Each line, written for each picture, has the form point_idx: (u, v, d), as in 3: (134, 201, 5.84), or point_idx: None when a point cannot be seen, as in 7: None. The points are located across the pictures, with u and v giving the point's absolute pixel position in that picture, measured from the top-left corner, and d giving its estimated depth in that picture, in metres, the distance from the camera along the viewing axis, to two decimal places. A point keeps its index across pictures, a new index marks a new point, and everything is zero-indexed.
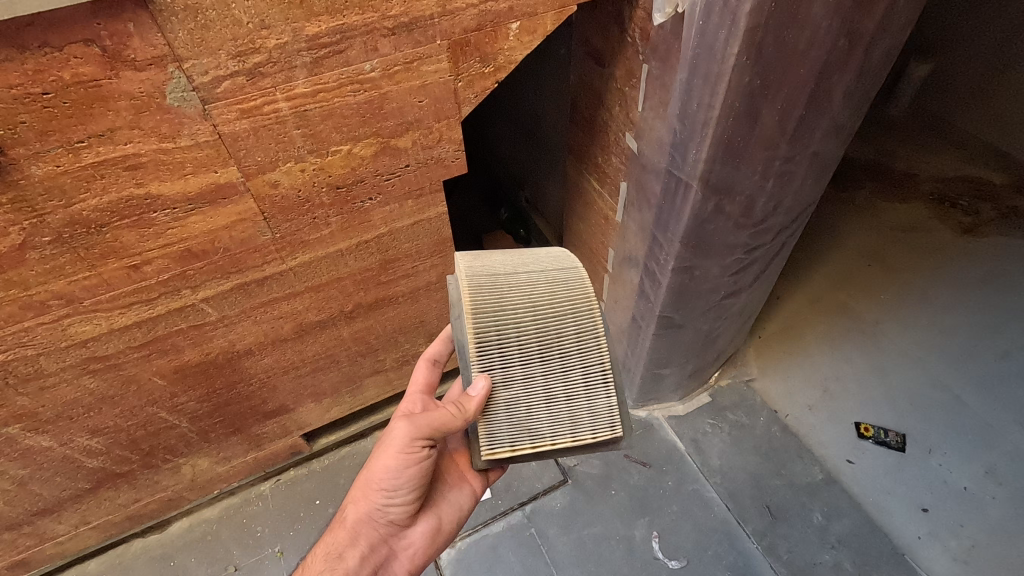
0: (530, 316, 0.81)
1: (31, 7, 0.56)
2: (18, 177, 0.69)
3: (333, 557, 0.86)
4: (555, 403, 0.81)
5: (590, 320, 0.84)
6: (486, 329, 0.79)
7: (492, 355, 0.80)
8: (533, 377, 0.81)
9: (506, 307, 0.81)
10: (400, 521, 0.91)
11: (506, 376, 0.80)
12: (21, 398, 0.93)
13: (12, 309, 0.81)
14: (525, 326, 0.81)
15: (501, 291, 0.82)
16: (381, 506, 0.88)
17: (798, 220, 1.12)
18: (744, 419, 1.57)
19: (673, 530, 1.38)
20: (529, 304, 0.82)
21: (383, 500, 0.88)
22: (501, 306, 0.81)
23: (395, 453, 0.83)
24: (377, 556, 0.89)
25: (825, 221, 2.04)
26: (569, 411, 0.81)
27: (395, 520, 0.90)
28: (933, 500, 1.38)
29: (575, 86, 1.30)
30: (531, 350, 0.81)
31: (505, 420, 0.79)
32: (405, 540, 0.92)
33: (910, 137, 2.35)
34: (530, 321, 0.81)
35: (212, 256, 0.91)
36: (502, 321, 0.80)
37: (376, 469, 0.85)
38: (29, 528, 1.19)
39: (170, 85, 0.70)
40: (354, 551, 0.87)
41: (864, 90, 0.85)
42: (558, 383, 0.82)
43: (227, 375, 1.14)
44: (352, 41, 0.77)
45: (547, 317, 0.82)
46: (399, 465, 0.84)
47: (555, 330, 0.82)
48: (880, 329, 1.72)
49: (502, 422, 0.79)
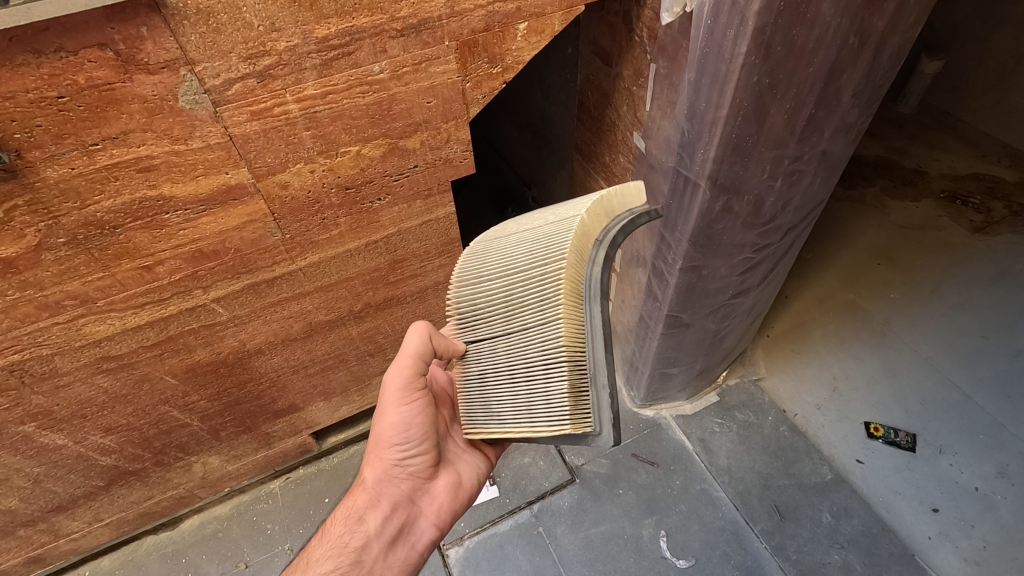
0: (499, 286, 0.79)
1: (47, 12, 0.57)
2: (35, 180, 0.70)
3: (354, 520, 0.88)
4: (518, 383, 0.76)
5: (553, 285, 0.73)
6: (464, 296, 0.82)
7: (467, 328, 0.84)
8: (498, 351, 0.79)
9: (484, 275, 0.81)
10: (419, 478, 0.92)
11: (477, 350, 0.82)
12: (36, 397, 0.95)
13: (28, 310, 0.83)
14: (495, 295, 0.79)
15: (484, 263, 0.82)
16: (397, 462, 0.90)
17: (807, 219, 1.11)
18: (752, 418, 1.56)
19: (681, 530, 1.38)
20: (501, 274, 0.79)
21: (398, 455, 0.90)
22: (481, 277, 0.81)
23: (398, 402, 0.88)
24: (399, 515, 0.90)
25: (834, 220, 2.03)
26: (529, 395, 0.74)
27: (413, 475, 0.92)
28: (943, 500, 1.37)
29: (583, 85, 1.30)
30: (498, 319, 0.79)
31: (478, 393, 0.82)
32: (428, 497, 0.93)
33: (921, 134, 2.33)
34: (500, 291, 0.79)
35: (223, 257, 0.92)
36: (475, 293, 0.81)
37: (384, 422, 0.89)
38: (45, 524, 1.21)
39: (182, 88, 0.70)
40: (374, 513, 0.89)
41: (874, 88, 0.85)
42: (519, 360, 0.76)
43: (237, 374, 1.15)
44: (361, 43, 0.77)
45: (515, 283, 0.77)
46: (404, 413, 0.88)
47: (519, 298, 0.77)
48: (890, 328, 1.71)
49: (475, 396, 0.83)
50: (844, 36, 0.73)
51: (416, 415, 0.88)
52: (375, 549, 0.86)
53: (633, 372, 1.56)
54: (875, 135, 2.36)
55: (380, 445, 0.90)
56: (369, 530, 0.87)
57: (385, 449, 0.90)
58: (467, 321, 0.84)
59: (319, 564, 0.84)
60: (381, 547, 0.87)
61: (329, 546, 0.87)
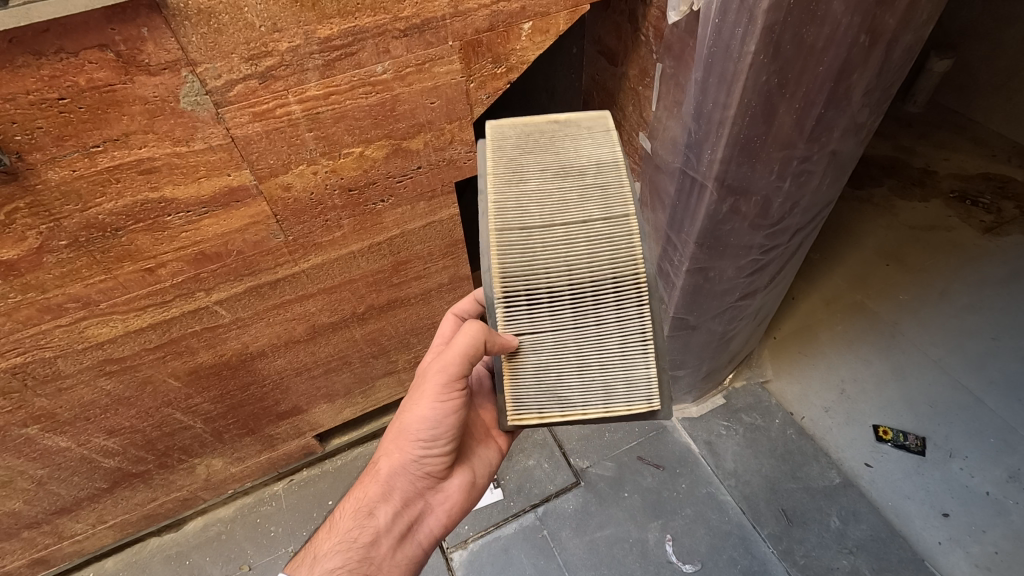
0: (564, 273, 0.74)
1: (47, 13, 0.57)
2: (36, 182, 0.69)
3: (363, 514, 0.84)
4: (587, 371, 0.78)
5: (631, 280, 0.76)
6: (513, 276, 0.74)
7: (522, 318, 0.77)
8: (565, 343, 0.77)
9: (537, 256, 0.75)
10: (434, 475, 0.89)
11: (535, 341, 0.78)
12: (39, 399, 0.94)
13: (30, 312, 0.82)
14: (557, 281, 0.75)
15: (534, 246, 0.75)
16: (417, 458, 0.85)
17: (816, 219, 1.10)
18: (759, 420, 1.55)
19: (687, 534, 1.36)
20: (565, 261, 0.75)
21: (420, 451, 0.85)
22: (535, 260, 0.75)
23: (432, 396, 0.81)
24: (410, 510, 0.87)
25: (841, 220, 2.01)
26: (603, 381, 0.78)
27: (430, 473, 0.88)
28: (954, 505, 1.35)
29: (588, 85, 1.29)
30: (565, 308, 0.76)
31: (532, 386, 0.79)
32: (440, 495, 0.91)
33: (930, 133, 2.31)
34: (563, 278, 0.74)
35: (226, 259, 0.91)
36: (534, 279, 0.75)
37: (414, 416, 0.82)
38: (48, 526, 1.21)
39: (183, 89, 0.70)
40: (384, 506, 0.85)
41: (885, 86, 0.83)
42: (591, 352, 0.78)
43: (240, 376, 1.14)
44: (364, 44, 0.77)
45: (583, 273, 0.75)
46: (436, 410, 0.82)
47: (591, 287, 0.75)
48: (898, 330, 1.69)
49: (530, 388, 0.79)
50: (854, 34, 0.72)
51: (450, 414, 0.82)
52: (384, 546, 0.83)
53: None
54: (883, 134, 2.33)
55: (403, 437, 0.84)
56: (379, 526, 0.84)
57: (405, 443, 0.84)
58: (519, 309, 0.77)
59: (326, 558, 0.81)
60: (390, 544, 0.84)
61: (334, 538, 0.84)
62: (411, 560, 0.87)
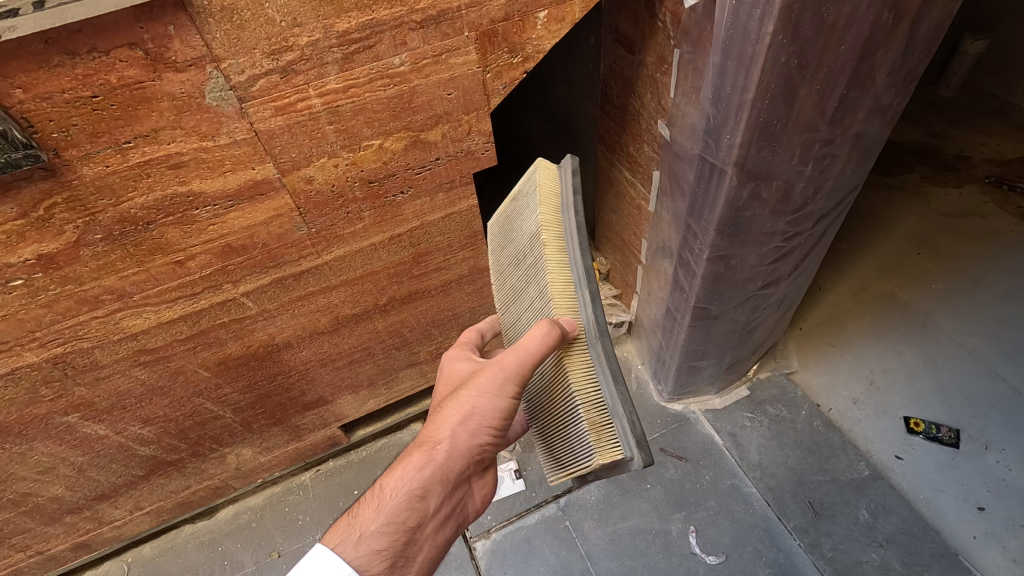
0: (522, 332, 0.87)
1: (80, 14, 0.59)
2: (72, 177, 0.73)
3: (415, 497, 0.79)
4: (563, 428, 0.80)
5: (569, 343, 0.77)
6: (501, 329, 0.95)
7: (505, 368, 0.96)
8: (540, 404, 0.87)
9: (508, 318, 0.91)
10: (482, 463, 0.87)
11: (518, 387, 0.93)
12: (78, 388, 0.98)
13: (69, 304, 0.86)
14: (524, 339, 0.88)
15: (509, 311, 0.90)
16: (483, 448, 0.82)
17: (841, 206, 1.08)
18: (785, 412, 1.52)
19: (711, 525, 1.35)
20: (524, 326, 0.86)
21: (487, 441, 0.82)
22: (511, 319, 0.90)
23: (496, 389, 0.79)
24: (458, 495, 0.84)
25: (870, 209, 1.96)
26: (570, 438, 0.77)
27: (484, 461, 0.86)
28: (990, 498, 1.31)
29: (606, 75, 1.28)
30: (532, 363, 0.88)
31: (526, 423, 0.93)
32: (482, 481, 0.89)
33: (964, 117, 2.24)
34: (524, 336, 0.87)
35: (251, 251, 0.94)
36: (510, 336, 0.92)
37: (481, 405, 0.79)
38: (89, 512, 1.26)
39: (209, 85, 0.72)
40: (437, 492, 0.81)
41: (911, 66, 0.81)
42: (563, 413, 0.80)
43: (267, 367, 1.17)
44: (381, 36, 0.78)
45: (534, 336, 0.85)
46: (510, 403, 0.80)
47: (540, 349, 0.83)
48: (931, 320, 1.64)
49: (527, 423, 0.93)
50: (877, 12, 0.70)
51: (514, 408, 0.81)
52: (427, 530, 0.81)
53: (661, 365, 1.53)
54: (914, 120, 2.27)
55: (472, 424, 0.80)
56: (427, 510, 0.80)
57: (471, 432, 0.80)
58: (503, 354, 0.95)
59: (372, 536, 0.77)
60: (434, 525, 0.82)
61: (376, 519, 0.78)
62: (446, 540, 0.86)
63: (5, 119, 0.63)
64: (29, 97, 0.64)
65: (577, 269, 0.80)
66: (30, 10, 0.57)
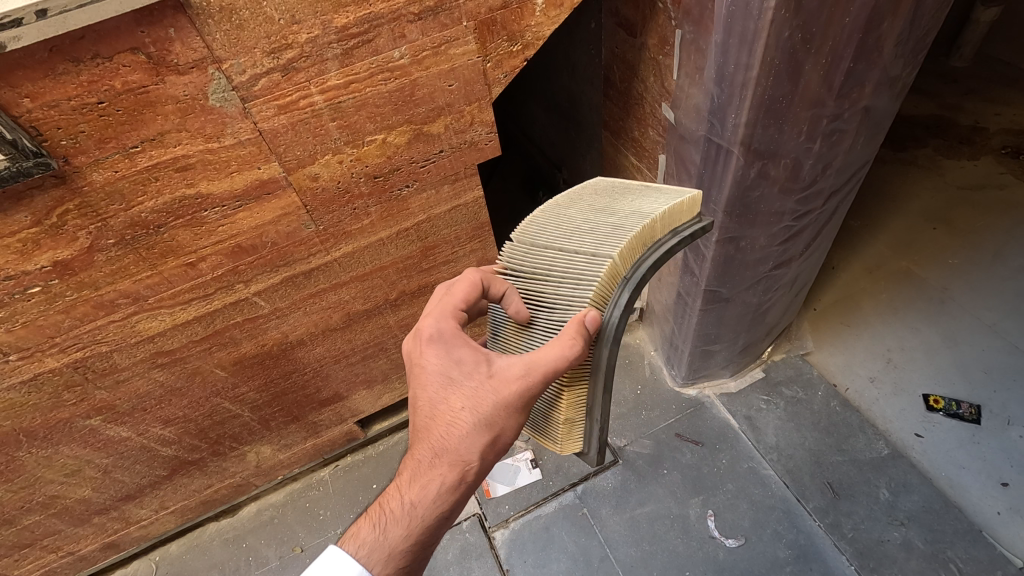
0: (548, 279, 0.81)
1: (82, 20, 0.60)
2: (82, 184, 0.74)
3: (442, 514, 0.74)
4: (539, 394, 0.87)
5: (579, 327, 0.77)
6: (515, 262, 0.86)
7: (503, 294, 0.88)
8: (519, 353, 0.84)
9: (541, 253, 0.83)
10: None
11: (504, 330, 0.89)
12: (100, 391, 1.00)
13: (86, 309, 0.88)
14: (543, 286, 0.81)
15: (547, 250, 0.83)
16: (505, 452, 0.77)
17: (852, 182, 1.06)
18: (801, 393, 1.51)
19: (729, 509, 1.35)
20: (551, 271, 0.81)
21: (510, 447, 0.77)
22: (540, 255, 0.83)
23: (521, 407, 0.72)
24: None
25: (882, 185, 1.93)
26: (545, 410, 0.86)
27: None
28: (1014, 474, 1.29)
29: (608, 60, 1.27)
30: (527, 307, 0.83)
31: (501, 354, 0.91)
32: None
33: (979, 86, 2.18)
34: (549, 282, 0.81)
35: (261, 251, 0.95)
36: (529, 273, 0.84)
37: (508, 424, 0.73)
38: (116, 512, 1.29)
39: (212, 86, 0.73)
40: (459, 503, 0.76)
41: (920, 35, 0.80)
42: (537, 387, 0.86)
43: (282, 365, 1.19)
44: (380, 30, 0.78)
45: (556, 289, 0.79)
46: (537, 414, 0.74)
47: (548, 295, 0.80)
48: (948, 296, 1.62)
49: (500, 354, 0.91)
50: None
51: None
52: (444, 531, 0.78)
53: (673, 350, 1.52)
54: (927, 92, 2.22)
55: (498, 442, 0.74)
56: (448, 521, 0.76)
57: (496, 449, 0.74)
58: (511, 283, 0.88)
59: (397, 556, 0.72)
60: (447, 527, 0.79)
61: (404, 539, 0.72)
62: None
63: (14, 128, 0.64)
64: (37, 106, 0.65)
65: (635, 273, 0.79)
66: (33, 19, 0.57)
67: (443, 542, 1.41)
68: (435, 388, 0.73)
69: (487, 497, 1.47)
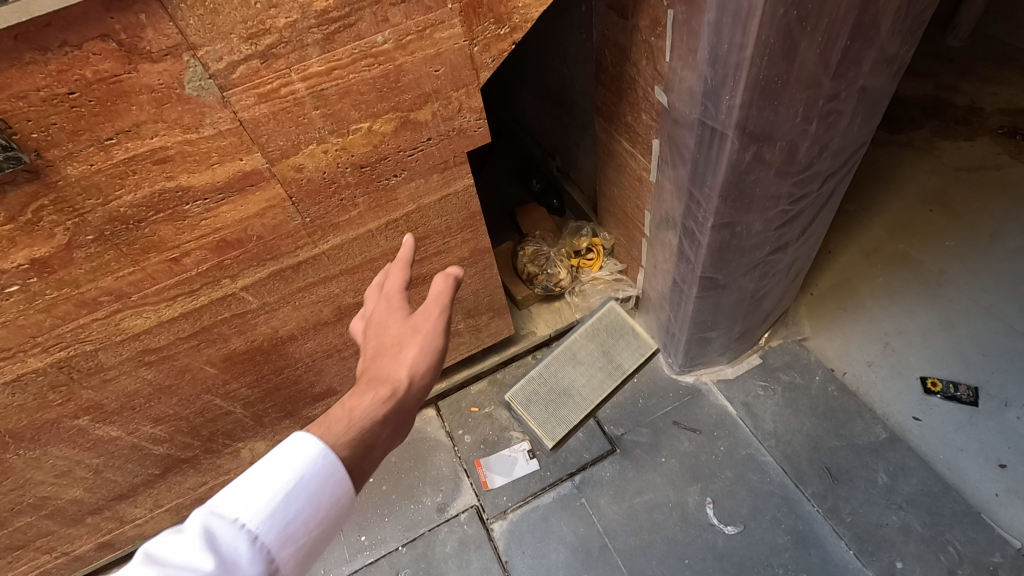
0: None
1: (46, 6, 0.57)
2: (57, 178, 0.71)
3: (366, 441, 0.66)
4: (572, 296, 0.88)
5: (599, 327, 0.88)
6: None
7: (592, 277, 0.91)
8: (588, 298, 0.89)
9: None
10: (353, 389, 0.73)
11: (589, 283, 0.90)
12: (86, 391, 0.99)
13: (68, 307, 0.85)
14: None
15: None
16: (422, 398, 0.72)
17: (848, 165, 1.04)
18: (798, 378, 1.49)
19: (728, 496, 1.35)
20: None
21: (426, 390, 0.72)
22: None
23: (433, 349, 0.73)
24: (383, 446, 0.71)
25: (878, 166, 1.91)
26: None
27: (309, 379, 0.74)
28: (1012, 455, 1.30)
29: (599, 43, 1.24)
30: None
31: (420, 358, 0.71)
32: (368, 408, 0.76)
33: (974, 66, 2.16)
34: None
35: (247, 244, 0.93)
36: None
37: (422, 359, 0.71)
38: (110, 512, 1.28)
39: (188, 74, 0.70)
40: (381, 447, 0.68)
41: (918, 11, 0.77)
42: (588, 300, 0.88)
43: (273, 361, 1.17)
44: (361, 13, 0.75)
45: None
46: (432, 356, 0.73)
47: None
48: (945, 278, 1.61)
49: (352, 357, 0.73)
50: None
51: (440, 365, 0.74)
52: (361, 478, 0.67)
53: (670, 338, 1.51)
54: (923, 72, 2.19)
55: (431, 367, 0.72)
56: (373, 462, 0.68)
57: (421, 386, 0.71)
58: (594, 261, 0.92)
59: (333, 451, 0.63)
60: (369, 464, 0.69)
61: (344, 446, 0.64)
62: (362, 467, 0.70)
63: None
64: (4, 98, 0.62)
65: None
66: None
67: (441, 534, 1.41)
68: (379, 328, 0.75)
69: (484, 489, 1.46)
